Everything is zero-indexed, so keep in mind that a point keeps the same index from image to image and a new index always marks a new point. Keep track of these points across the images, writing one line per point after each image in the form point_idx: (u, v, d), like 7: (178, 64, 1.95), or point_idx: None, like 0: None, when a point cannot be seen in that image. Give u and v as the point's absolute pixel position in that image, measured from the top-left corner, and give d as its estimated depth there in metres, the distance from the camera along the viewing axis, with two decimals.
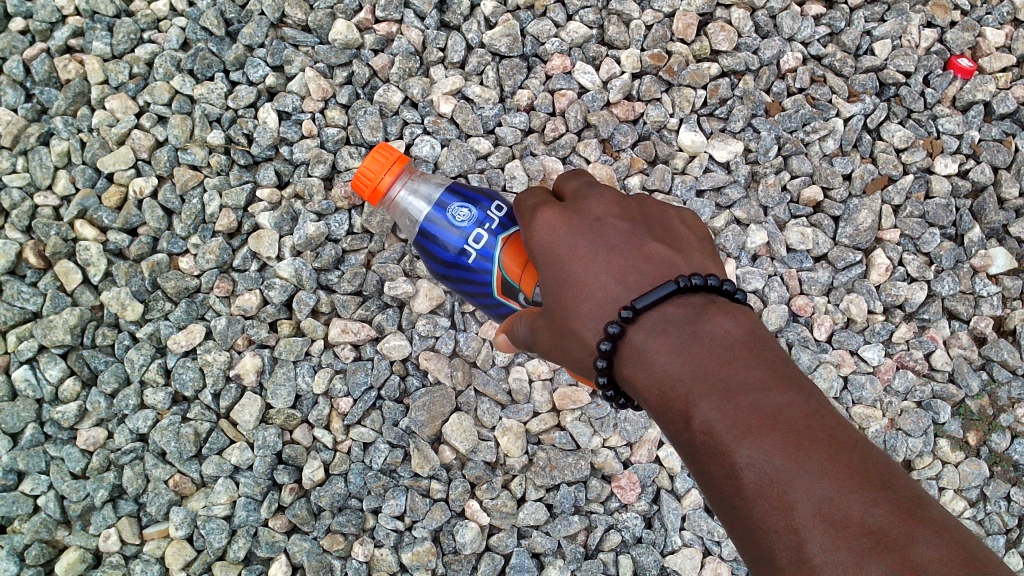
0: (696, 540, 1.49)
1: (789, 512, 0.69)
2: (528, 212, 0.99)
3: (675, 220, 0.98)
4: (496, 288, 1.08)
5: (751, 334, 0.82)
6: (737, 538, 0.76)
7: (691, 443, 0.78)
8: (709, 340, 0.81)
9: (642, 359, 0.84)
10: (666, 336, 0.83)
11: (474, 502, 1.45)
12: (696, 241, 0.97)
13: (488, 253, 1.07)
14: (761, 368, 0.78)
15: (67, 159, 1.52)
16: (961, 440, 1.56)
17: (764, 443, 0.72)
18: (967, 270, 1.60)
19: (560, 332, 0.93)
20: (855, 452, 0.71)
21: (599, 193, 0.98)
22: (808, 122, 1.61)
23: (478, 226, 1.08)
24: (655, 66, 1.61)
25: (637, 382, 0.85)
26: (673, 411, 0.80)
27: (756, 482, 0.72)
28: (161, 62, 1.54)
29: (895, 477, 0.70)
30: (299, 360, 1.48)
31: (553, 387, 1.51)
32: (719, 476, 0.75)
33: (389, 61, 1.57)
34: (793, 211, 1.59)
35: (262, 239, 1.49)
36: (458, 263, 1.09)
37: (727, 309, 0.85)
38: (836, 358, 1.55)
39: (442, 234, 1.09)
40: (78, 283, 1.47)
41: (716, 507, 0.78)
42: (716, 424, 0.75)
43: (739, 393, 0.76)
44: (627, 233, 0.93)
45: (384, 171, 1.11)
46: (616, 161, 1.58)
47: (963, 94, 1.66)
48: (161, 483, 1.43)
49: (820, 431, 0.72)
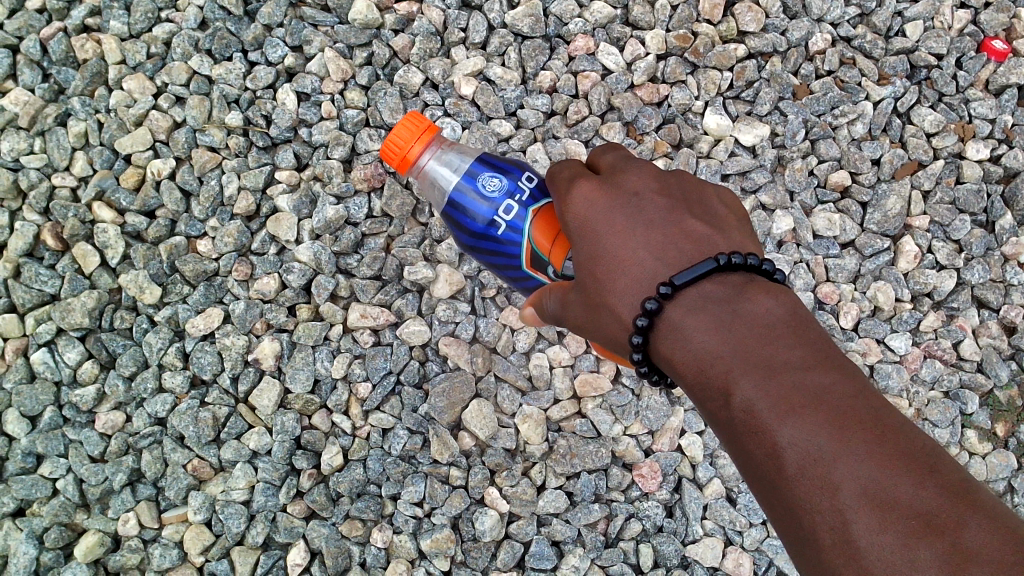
0: (718, 529, 1.48)
1: (833, 493, 0.68)
2: (564, 184, 0.96)
3: (713, 199, 0.95)
4: (525, 261, 1.05)
5: (792, 314, 0.80)
6: (773, 517, 0.74)
7: (728, 421, 0.77)
8: (750, 319, 0.79)
9: (678, 336, 0.82)
10: (705, 314, 0.81)
11: (494, 490, 1.43)
12: (735, 221, 0.94)
13: (517, 226, 1.04)
14: (803, 348, 0.76)
15: (85, 140, 1.50)
16: (989, 431, 1.54)
17: (806, 422, 0.70)
18: (998, 258, 1.57)
19: (594, 307, 0.91)
20: (900, 434, 0.70)
21: (636, 168, 0.95)
22: (835, 105, 1.58)
23: (508, 197, 1.05)
24: (680, 47, 1.58)
25: (672, 359, 0.83)
26: (710, 389, 0.78)
27: (798, 463, 0.70)
28: (179, 42, 1.52)
29: (940, 460, 0.69)
30: (318, 345, 1.46)
31: (574, 374, 1.49)
32: (758, 455, 0.73)
33: (410, 42, 1.55)
34: (820, 196, 1.56)
35: (280, 222, 1.46)
36: (486, 235, 1.06)
37: (767, 288, 0.83)
38: (862, 346, 1.52)
39: (471, 205, 1.07)
40: (96, 266, 1.46)
41: (752, 484, 0.76)
42: (758, 403, 0.73)
43: (781, 372, 0.74)
44: (666, 209, 0.90)
45: (413, 140, 1.09)
46: (640, 145, 1.55)
47: (998, 77, 1.61)
48: (180, 468, 1.42)
49: (864, 413, 0.71)
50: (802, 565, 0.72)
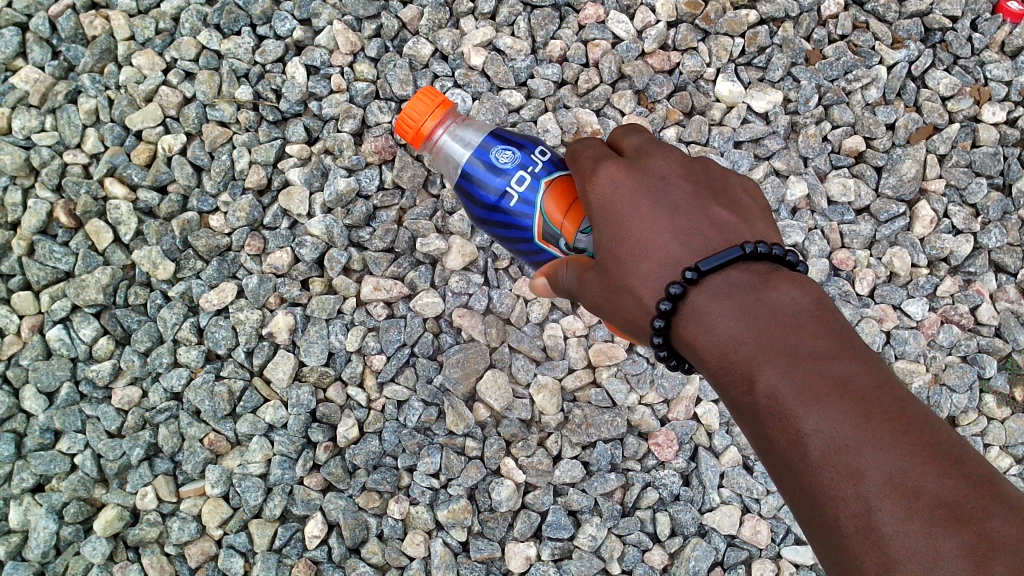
0: (735, 497, 1.47)
1: (857, 481, 0.68)
2: (589, 164, 0.94)
3: (738, 189, 0.94)
4: (537, 234, 1.03)
5: (818, 304, 0.79)
6: (792, 502, 0.74)
7: (750, 409, 0.76)
8: (775, 307, 0.78)
9: (702, 322, 0.81)
10: (729, 301, 0.80)
11: (509, 460, 1.44)
12: (759, 212, 0.93)
13: (530, 197, 1.02)
14: (829, 337, 0.76)
15: (96, 117, 1.50)
16: (1008, 396, 1.52)
17: (832, 409, 0.70)
18: (1015, 221, 1.55)
19: (614, 289, 0.89)
20: (925, 425, 0.70)
21: (662, 152, 0.93)
22: (849, 70, 1.57)
23: (520, 168, 1.03)
24: (691, 14, 1.56)
25: (695, 345, 0.82)
26: (732, 375, 0.78)
27: (823, 450, 0.70)
28: (187, 17, 1.52)
29: (965, 452, 0.69)
30: (331, 318, 1.46)
31: (588, 343, 1.49)
32: (782, 443, 0.73)
33: (418, 13, 1.54)
34: (834, 162, 1.55)
35: (292, 196, 1.46)
36: (498, 207, 1.04)
37: (793, 278, 0.82)
38: (878, 312, 1.51)
39: (482, 178, 1.05)
40: (109, 242, 1.46)
41: (772, 471, 0.76)
42: (782, 391, 0.73)
43: (806, 360, 0.74)
44: (692, 196, 0.89)
45: (427, 114, 1.07)
46: (651, 113, 1.54)
47: (1013, 39, 1.59)
48: (196, 441, 1.43)
49: (889, 402, 0.71)
50: (821, 554, 0.72)
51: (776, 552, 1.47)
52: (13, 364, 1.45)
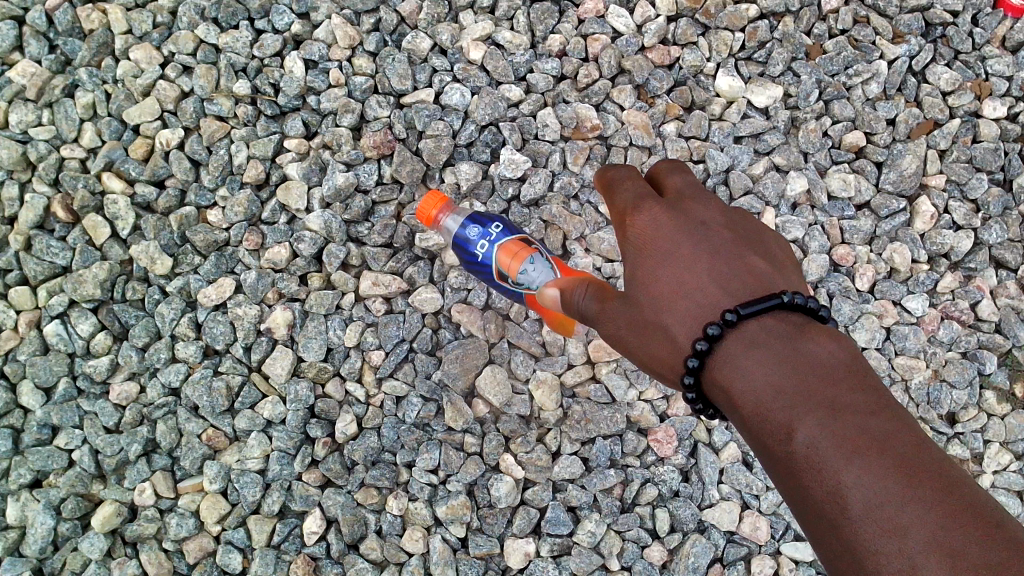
0: (734, 493, 1.47)
1: (900, 535, 0.72)
2: (629, 200, 1.05)
3: (771, 245, 1.04)
4: (498, 280, 1.28)
5: (852, 362, 0.86)
6: (830, 558, 0.78)
7: (789, 463, 0.81)
8: (811, 362, 0.85)
9: (740, 372, 0.87)
10: (766, 353, 0.87)
11: (509, 456, 1.44)
12: (790, 271, 1.02)
13: (488, 257, 1.27)
14: (865, 395, 0.82)
15: (93, 111, 1.49)
16: (1009, 393, 1.52)
17: (873, 464, 0.75)
18: (1016, 217, 1.55)
19: (647, 332, 0.97)
20: (962, 484, 0.74)
21: (702, 198, 1.04)
22: (850, 65, 1.56)
23: (481, 239, 1.28)
24: (692, 8, 1.56)
25: (733, 394, 0.88)
26: (773, 432, 0.83)
27: (864, 505, 0.74)
28: (185, 11, 1.50)
29: (1004, 514, 0.73)
30: (330, 314, 1.46)
31: (587, 339, 1.48)
32: (821, 496, 0.78)
33: (417, 7, 1.53)
34: (834, 157, 1.54)
35: (290, 190, 1.46)
36: (472, 265, 1.30)
37: (826, 334, 0.89)
38: (878, 308, 1.50)
39: (461, 248, 1.31)
40: (107, 237, 1.45)
41: (811, 527, 0.80)
42: (821, 444, 0.78)
43: (845, 416, 0.79)
44: (730, 242, 0.98)
45: (427, 207, 1.30)
46: (651, 108, 1.54)
47: (1015, 34, 1.58)
48: (194, 437, 1.42)
49: (926, 460, 0.76)
50: None
51: (776, 548, 1.47)
52: (11, 359, 1.44)
